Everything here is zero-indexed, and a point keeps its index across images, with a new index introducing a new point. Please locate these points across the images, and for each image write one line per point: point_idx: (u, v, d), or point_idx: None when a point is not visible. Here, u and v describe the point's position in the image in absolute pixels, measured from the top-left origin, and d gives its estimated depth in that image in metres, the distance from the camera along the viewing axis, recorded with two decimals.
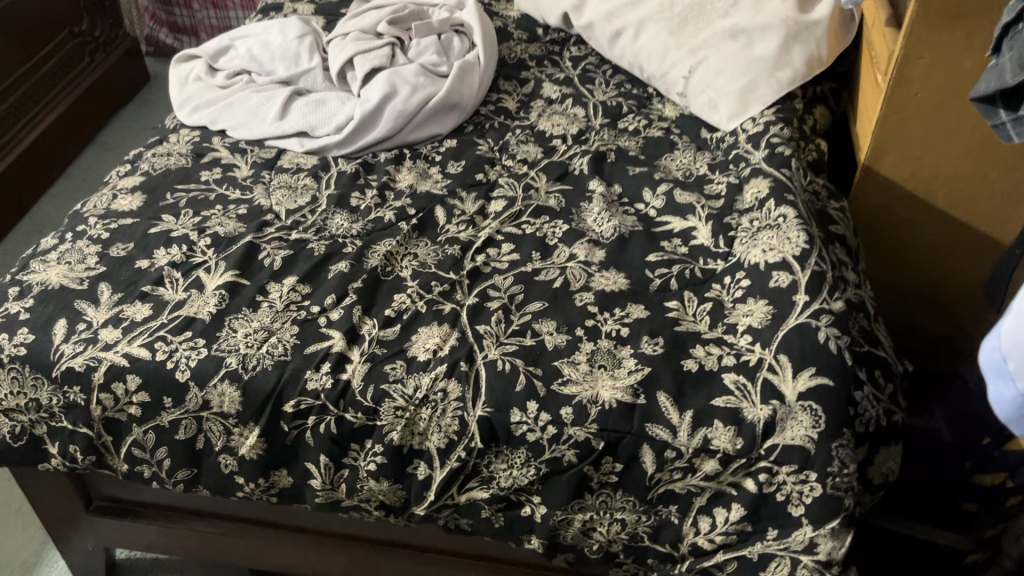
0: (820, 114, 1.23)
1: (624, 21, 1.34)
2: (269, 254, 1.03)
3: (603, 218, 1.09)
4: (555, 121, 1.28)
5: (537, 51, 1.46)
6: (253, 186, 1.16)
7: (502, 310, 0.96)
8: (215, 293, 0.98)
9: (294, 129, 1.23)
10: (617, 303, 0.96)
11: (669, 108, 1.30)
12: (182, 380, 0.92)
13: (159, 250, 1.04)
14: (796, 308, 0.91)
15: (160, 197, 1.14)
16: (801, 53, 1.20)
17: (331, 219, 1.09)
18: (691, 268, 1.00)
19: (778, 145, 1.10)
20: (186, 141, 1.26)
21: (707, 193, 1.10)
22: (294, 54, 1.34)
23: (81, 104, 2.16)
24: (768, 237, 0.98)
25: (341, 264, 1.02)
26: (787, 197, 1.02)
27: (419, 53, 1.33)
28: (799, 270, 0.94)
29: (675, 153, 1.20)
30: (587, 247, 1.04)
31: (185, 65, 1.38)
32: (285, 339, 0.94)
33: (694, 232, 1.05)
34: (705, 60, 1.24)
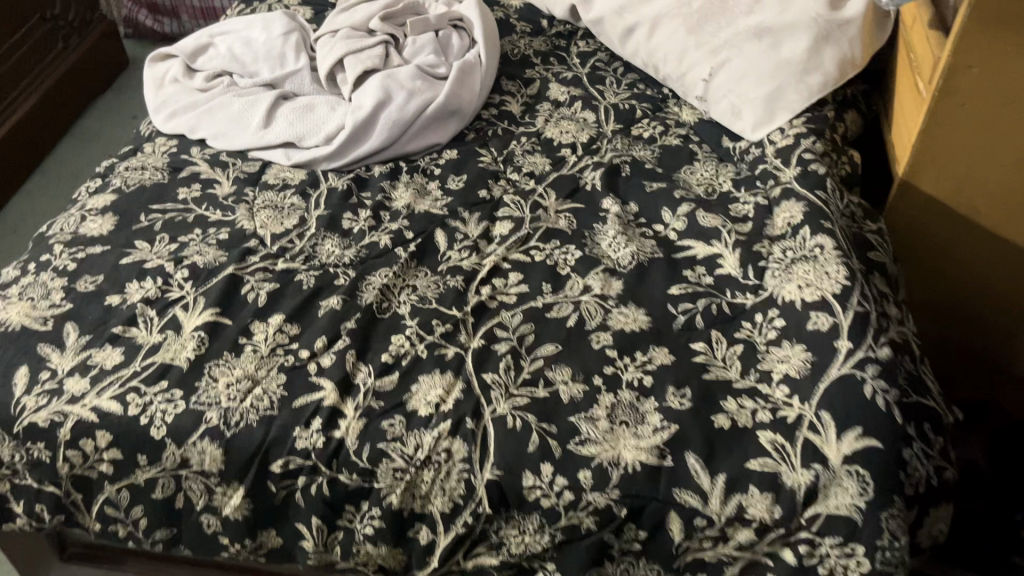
0: (851, 119, 1.13)
1: (638, 16, 1.23)
2: (253, 287, 0.94)
3: (619, 242, 0.99)
4: (563, 128, 1.19)
5: (542, 46, 1.35)
6: (236, 206, 1.06)
7: (511, 354, 0.86)
8: (194, 335, 0.89)
9: (280, 140, 1.13)
10: (637, 346, 0.87)
11: (687, 113, 1.20)
12: (158, 437, 0.83)
13: (131, 283, 0.94)
14: (838, 355, 0.81)
15: (133, 219, 1.04)
16: (832, 56, 1.09)
17: (321, 245, 1.00)
18: (718, 303, 0.91)
19: (811, 162, 1.00)
20: (162, 151, 1.16)
21: (733, 214, 1.00)
22: (278, 54, 1.23)
23: (55, 93, 2.05)
24: (804, 270, 0.89)
25: (332, 300, 0.92)
26: (824, 224, 0.92)
27: (415, 52, 1.22)
28: (840, 311, 0.84)
29: (696, 165, 1.10)
30: (603, 278, 0.95)
31: (160, 65, 1.28)
32: (270, 390, 0.84)
33: (720, 259, 0.95)
34: (728, 62, 1.14)
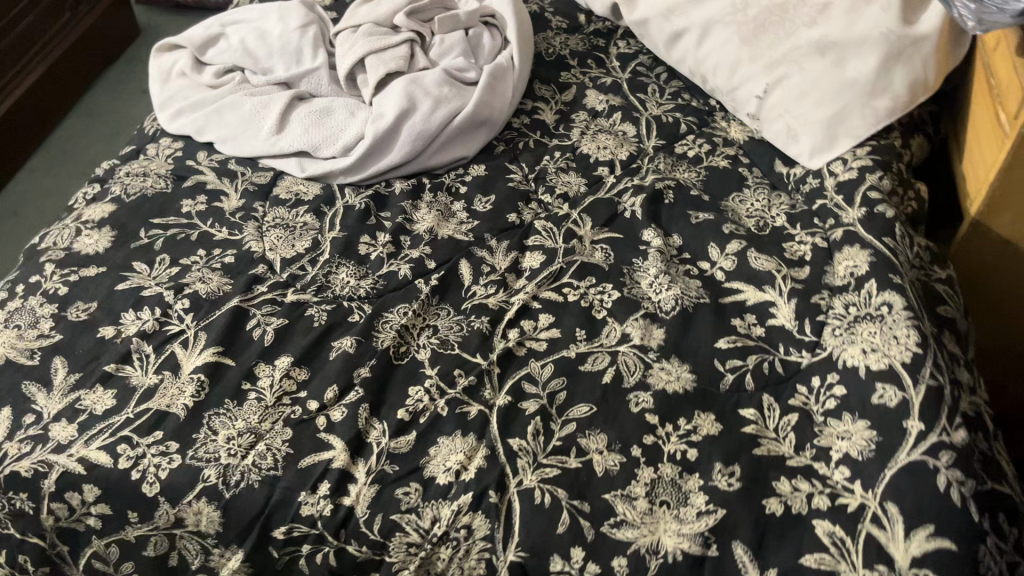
0: (917, 145, 1.04)
1: (687, 20, 1.13)
2: (259, 323, 0.86)
3: (661, 283, 0.90)
4: (600, 143, 1.09)
5: (579, 45, 1.25)
6: (244, 223, 0.97)
7: (540, 415, 0.78)
8: (193, 378, 0.81)
9: (293, 148, 1.04)
10: (680, 411, 0.78)
11: (735, 129, 1.11)
12: (150, 494, 0.75)
13: (126, 313, 0.86)
14: (907, 439, 0.72)
15: (132, 235, 0.96)
16: (903, 76, 0.99)
17: (335, 274, 0.91)
18: (770, 361, 0.82)
19: (877, 203, 0.90)
20: (167, 155, 1.07)
21: (788, 255, 0.91)
22: (295, 49, 1.14)
23: (63, 63, 1.96)
24: (868, 332, 0.80)
25: (345, 341, 0.84)
26: (892, 278, 0.82)
27: (443, 53, 1.12)
28: (910, 385, 0.75)
29: (745, 193, 1.01)
30: (642, 325, 0.86)
31: (167, 56, 1.18)
32: (274, 448, 0.77)
33: (773, 308, 0.87)
34: (786, 78, 1.04)
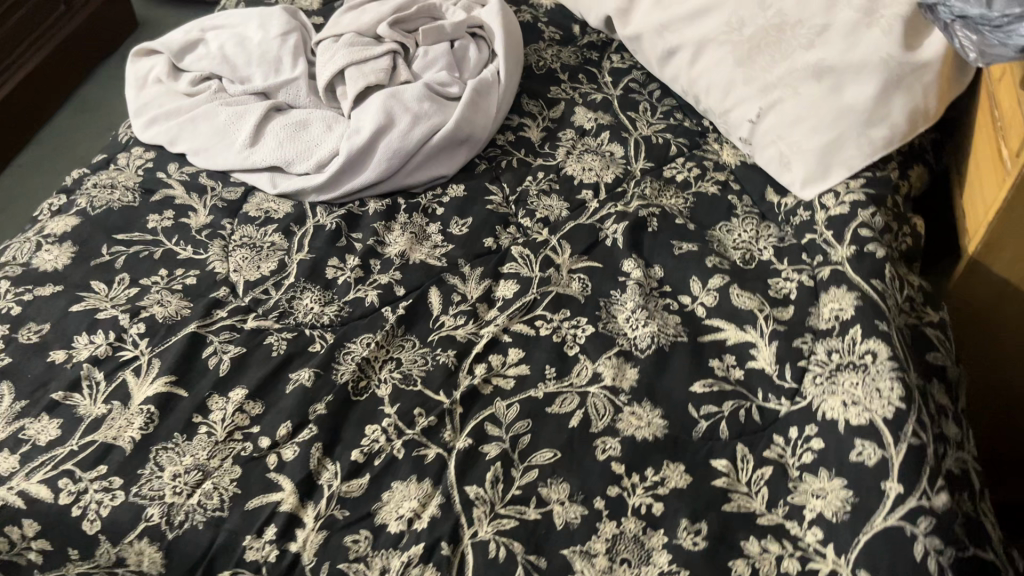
0: (916, 176, 0.99)
1: (680, 38, 1.08)
2: (215, 350, 0.82)
3: (638, 318, 0.86)
4: (585, 164, 1.05)
5: (571, 59, 1.21)
6: (210, 241, 0.94)
7: (501, 460, 0.74)
8: (142, 409, 0.78)
9: (266, 163, 1.01)
10: (648, 461, 0.74)
11: (727, 153, 1.06)
12: (91, 532, 0.72)
13: (79, 336, 0.83)
14: (884, 502, 0.68)
15: (93, 251, 0.92)
16: (902, 105, 0.94)
17: (299, 300, 0.88)
18: (747, 408, 0.78)
19: (867, 241, 0.85)
20: (137, 166, 1.04)
21: (772, 293, 0.87)
22: (274, 58, 1.10)
23: (58, 57, 1.93)
24: (850, 383, 0.76)
25: (303, 373, 0.81)
26: (879, 324, 0.77)
27: (426, 66, 1.09)
28: (890, 443, 0.70)
29: (733, 222, 0.97)
30: (615, 365, 0.82)
31: (144, 61, 1.15)
32: (221, 487, 0.73)
33: (753, 350, 0.82)
34: (780, 103, 0.99)
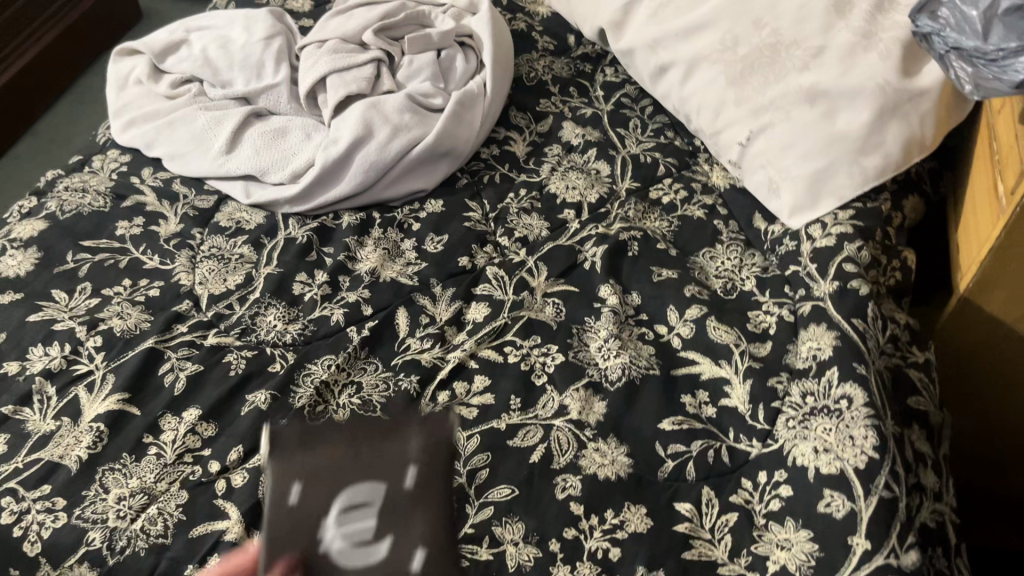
0: (911, 206, 0.95)
1: (673, 54, 1.05)
2: (172, 367, 0.80)
3: (610, 348, 0.83)
4: (569, 182, 1.02)
5: (563, 71, 1.18)
6: (178, 251, 0.92)
7: (456, 496, 0.72)
8: (91, 427, 0.75)
9: (240, 172, 0.99)
10: (608, 502, 0.71)
11: (717, 175, 1.03)
12: (31, 554, 0.68)
13: (34, 348, 0.81)
14: (851, 558, 0.65)
15: (58, 258, 0.90)
16: (897, 134, 0.91)
17: (263, 317, 0.85)
18: (716, 448, 0.75)
19: (852, 277, 0.82)
20: (111, 170, 1.02)
21: (751, 327, 0.84)
22: (256, 62, 1.08)
23: (55, 48, 1.90)
24: (823, 428, 0.72)
25: (260, 395, 0.78)
26: (857, 367, 0.74)
27: (410, 76, 1.06)
28: (860, 495, 0.67)
29: (717, 249, 0.94)
30: (583, 397, 0.79)
31: (126, 61, 1.13)
32: (166, 512, 0.71)
33: (726, 387, 0.79)
34: (770, 126, 0.96)
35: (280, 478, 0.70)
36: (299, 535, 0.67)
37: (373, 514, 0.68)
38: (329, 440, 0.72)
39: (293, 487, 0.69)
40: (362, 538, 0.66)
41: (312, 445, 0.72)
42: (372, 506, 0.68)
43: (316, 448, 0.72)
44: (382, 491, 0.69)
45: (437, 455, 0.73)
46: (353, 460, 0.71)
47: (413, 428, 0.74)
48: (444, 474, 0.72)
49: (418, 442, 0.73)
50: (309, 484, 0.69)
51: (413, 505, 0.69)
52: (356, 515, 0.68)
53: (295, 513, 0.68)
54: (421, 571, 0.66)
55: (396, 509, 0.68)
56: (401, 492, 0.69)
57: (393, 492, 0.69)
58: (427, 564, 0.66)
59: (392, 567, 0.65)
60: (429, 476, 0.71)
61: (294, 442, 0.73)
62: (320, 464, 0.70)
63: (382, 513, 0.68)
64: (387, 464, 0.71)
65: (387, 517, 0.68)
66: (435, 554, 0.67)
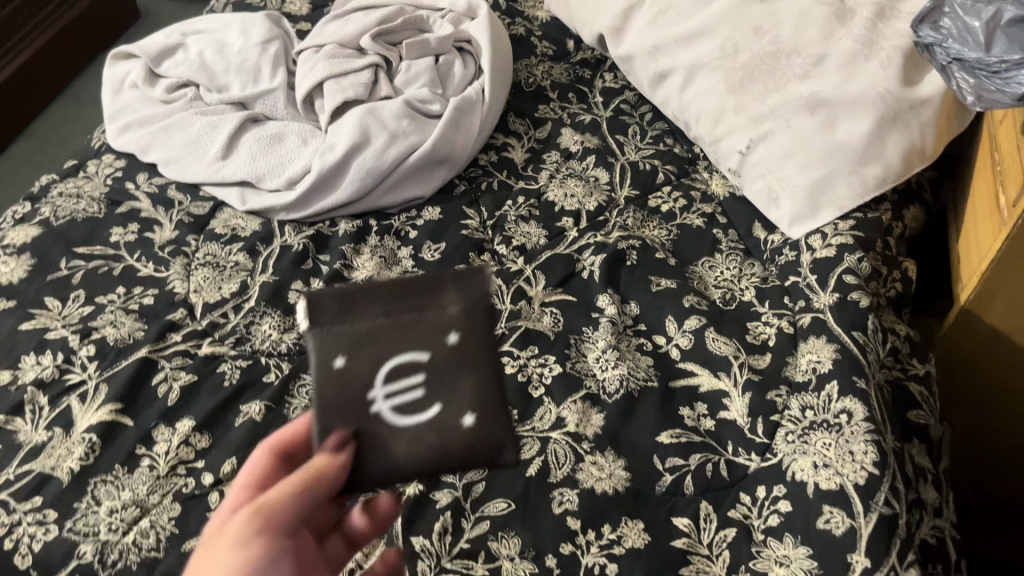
0: (911, 217, 0.95)
1: (673, 60, 1.04)
2: (166, 378, 0.79)
3: (608, 359, 0.82)
4: (568, 189, 1.01)
5: (562, 76, 1.17)
6: (172, 258, 0.91)
7: (452, 510, 0.71)
8: (84, 438, 0.75)
9: (235, 178, 0.98)
10: (605, 517, 0.71)
11: (717, 183, 1.02)
12: (22, 567, 0.68)
13: (27, 356, 0.81)
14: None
15: (52, 265, 0.90)
16: (898, 143, 0.90)
17: (258, 325, 0.85)
18: (714, 461, 0.75)
19: (852, 289, 0.81)
20: (106, 175, 1.02)
21: (750, 338, 0.83)
22: (253, 67, 1.07)
23: (53, 48, 1.89)
24: (823, 443, 0.72)
25: (254, 405, 0.78)
26: (857, 382, 0.74)
27: (408, 81, 1.05)
28: (860, 512, 0.67)
29: (716, 258, 0.93)
30: (580, 409, 0.78)
31: (121, 65, 1.12)
32: (157, 526, 0.70)
33: (725, 399, 0.79)
34: (771, 134, 0.95)
35: (320, 351, 0.54)
36: (338, 411, 0.53)
37: (420, 380, 0.54)
38: (376, 305, 0.55)
39: (335, 356, 0.54)
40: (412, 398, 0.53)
41: (358, 312, 0.55)
42: (423, 367, 0.54)
43: (357, 320, 0.55)
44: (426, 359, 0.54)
45: (474, 320, 0.55)
46: (396, 318, 0.55)
47: (453, 287, 0.56)
48: (489, 332, 0.55)
49: (457, 301, 0.56)
50: (352, 353, 0.54)
51: (465, 367, 0.54)
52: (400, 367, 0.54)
53: (340, 384, 0.53)
54: (474, 432, 0.54)
55: (446, 369, 0.54)
56: (450, 356, 0.54)
57: (440, 357, 0.54)
58: (478, 428, 0.54)
59: (443, 430, 0.53)
60: (474, 341, 0.55)
61: (336, 305, 0.55)
62: (361, 330, 0.54)
63: (433, 374, 0.54)
64: (431, 328, 0.55)
65: (440, 377, 0.54)
66: (492, 413, 0.54)
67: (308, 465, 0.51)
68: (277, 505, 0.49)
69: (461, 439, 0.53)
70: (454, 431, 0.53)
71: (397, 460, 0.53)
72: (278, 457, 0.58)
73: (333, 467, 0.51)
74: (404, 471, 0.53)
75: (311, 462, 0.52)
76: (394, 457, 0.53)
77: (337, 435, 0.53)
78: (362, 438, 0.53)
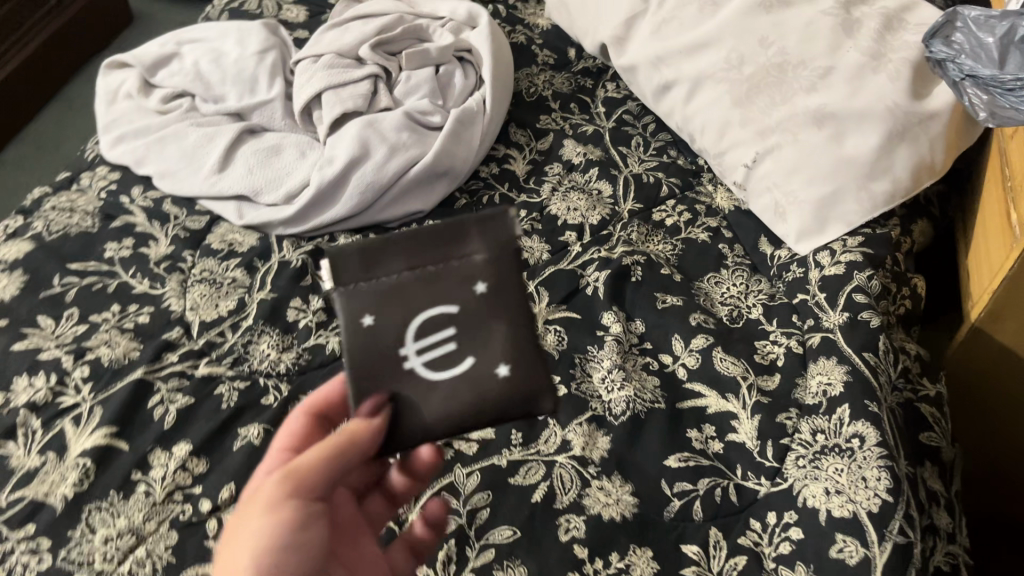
0: (919, 231, 0.93)
1: (677, 71, 1.02)
2: (162, 400, 0.78)
3: (613, 380, 0.81)
4: (571, 203, 1.00)
5: (564, 85, 1.16)
6: (168, 274, 0.89)
7: (456, 537, 0.70)
8: (78, 463, 0.73)
9: (232, 192, 0.96)
10: (613, 544, 0.69)
11: (722, 196, 1.01)
12: None
13: (19, 378, 0.79)
14: None
15: (44, 281, 0.88)
16: (907, 158, 0.89)
17: (256, 345, 0.83)
18: (723, 486, 0.73)
19: (862, 308, 0.80)
20: (100, 188, 1.00)
21: (759, 358, 0.82)
22: (250, 77, 1.05)
23: (44, 53, 1.87)
24: (834, 469, 0.70)
25: (253, 429, 0.76)
26: (869, 406, 0.72)
27: (408, 92, 1.03)
28: (874, 541, 0.65)
29: (722, 274, 0.91)
30: (586, 432, 0.77)
31: (115, 75, 1.10)
32: (154, 554, 0.68)
33: (734, 421, 0.77)
34: (777, 148, 0.94)
35: (347, 308, 0.53)
36: (369, 369, 0.53)
37: (452, 332, 0.54)
38: (398, 255, 0.54)
39: (363, 314, 0.53)
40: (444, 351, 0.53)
41: (377, 263, 0.54)
42: (453, 320, 0.53)
43: (382, 273, 0.54)
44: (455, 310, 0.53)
45: (503, 263, 0.54)
46: (421, 270, 0.54)
47: (478, 229, 0.55)
48: (518, 280, 0.55)
49: (483, 249, 0.54)
50: (380, 309, 0.53)
51: (495, 317, 0.54)
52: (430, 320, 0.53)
53: (369, 343, 0.53)
54: (511, 384, 0.54)
55: (476, 319, 0.54)
56: (481, 304, 0.54)
57: (470, 305, 0.54)
58: (514, 378, 0.54)
59: (478, 383, 0.53)
60: (504, 286, 0.54)
61: (357, 257, 0.54)
62: (384, 283, 0.54)
63: (464, 326, 0.54)
64: (457, 279, 0.54)
65: (470, 330, 0.54)
66: (526, 362, 0.54)
67: (344, 430, 0.52)
68: (305, 471, 0.52)
69: (497, 391, 0.53)
70: (489, 383, 0.53)
71: (434, 417, 0.53)
72: (314, 416, 0.60)
73: (368, 432, 0.52)
74: (441, 428, 0.53)
75: (345, 427, 0.53)
76: (429, 413, 0.53)
77: (372, 399, 0.53)
78: (397, 397, 0.53)
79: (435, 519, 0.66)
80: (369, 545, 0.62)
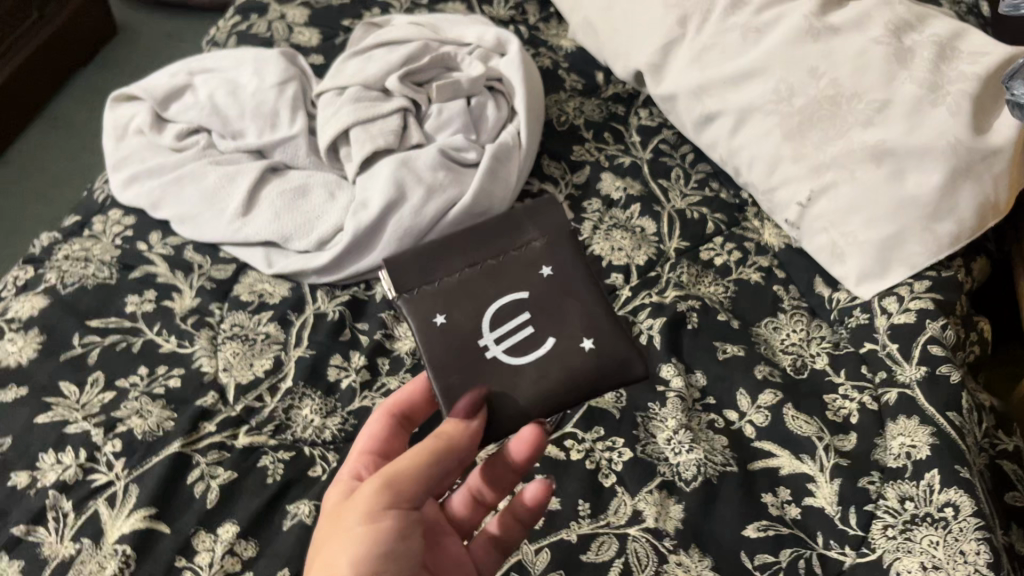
0: (979, 269, 0.90)
1: (721, 103, 0.98)
2: (202, 476, 0.72)
3: (680, 441, 0.76)
4: (614, 242, 0.95)
5: (595, 113, 1.11)
6: (197, 330, 0.83)
7: None
8: (116, 550, 0.67)
9: (260, 238, 0.90)
10: None
11: (770, 233, 0.97)
12: None
13: (45, 455, 0.73)
14: None
15: (64, 342, 0.82)
16: (971, 196, 0.85)
17: (298, 410, 0.78)
18: (806, 557, 0.69)
19: (940, 361, 0.77)
20: (115, 233, 0.93)
21: (831, 414, 0.78)
22: (270, 111, 0.99)
23: (28, 70, 1.79)
24: (928, 541, 0.67)
25: (303, 505, 0.71)
26: (959, 471, 0.69)
27: (440, 127, 0.98)
28: None
29: (780, 319, 0.87)
30: (657, 501, 0.73)
31: (125, 109, 1.04)
32: None
33: (811, 484, 0.73)
34: (833, 186, 0.90)
35: (423, 312, 0.60)
36: (455, 361, 0.58)
37: (527, 315, 0.60)
38: (457, 258, 0.62)
39: (436, 313, 0.60)
40: (523, 333, 0.59)
41: (442, 271, 0.62)
42: (525, 304, 0.60)
43: (445, 276, 0.62)
44: (526, 296, 0.60)
45: (561, 248, 0.63)
46: (483, 267, 0.62)
47: (529, 224, 0.64)
48: (574, 254, 0.63)
49: (539, 234, 0.64)
50: (451, 307, 0.60)
51: (562, 293, 0.61)
52: (503, 309, 0.60)
53: (451, 337, 0.59)
54: (593, 353, 0.60)
55: (547, 299, 0.61)
56: (547, 286, 0.61)
57: (538, 289, 0.61)
58: (597, 347, 0.60)
59: (563, 359, 0.59)
60: (565, 267, 0.62)
61: (422, 267, 0.62)
62: (452, 284, 0.61)
63: (536, 307, 0.60)
64: (521, 267, 0.62)
65: (543, 310, 0.60)
66: (600, 331, 0.61)
67: (439, 431, 0.54)
68: (406, 480, 0.52)
69: (584, 361, 0.59)
70: (575, 354, 0.59)
71: (528, 397, 0.57)
72: (393, 417, 0.63)
73: (466, 432, 0.55)
74: (537, 406, 0.58)
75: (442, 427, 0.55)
76: (522, 391, 0.57)
77: (465, 402, 0.56)
78: (488, 384, 0.57)
79: (533, 505, 0.62)
80: (453, 541, 0.63)
